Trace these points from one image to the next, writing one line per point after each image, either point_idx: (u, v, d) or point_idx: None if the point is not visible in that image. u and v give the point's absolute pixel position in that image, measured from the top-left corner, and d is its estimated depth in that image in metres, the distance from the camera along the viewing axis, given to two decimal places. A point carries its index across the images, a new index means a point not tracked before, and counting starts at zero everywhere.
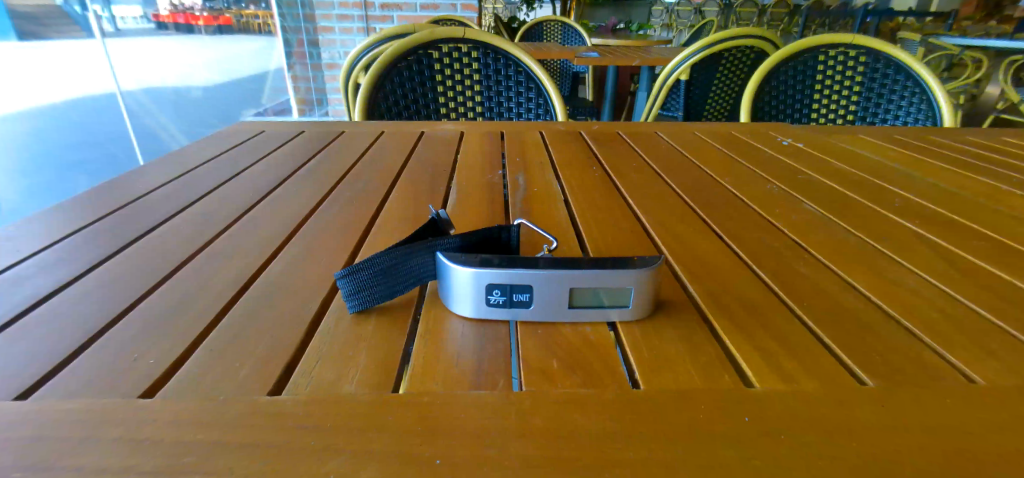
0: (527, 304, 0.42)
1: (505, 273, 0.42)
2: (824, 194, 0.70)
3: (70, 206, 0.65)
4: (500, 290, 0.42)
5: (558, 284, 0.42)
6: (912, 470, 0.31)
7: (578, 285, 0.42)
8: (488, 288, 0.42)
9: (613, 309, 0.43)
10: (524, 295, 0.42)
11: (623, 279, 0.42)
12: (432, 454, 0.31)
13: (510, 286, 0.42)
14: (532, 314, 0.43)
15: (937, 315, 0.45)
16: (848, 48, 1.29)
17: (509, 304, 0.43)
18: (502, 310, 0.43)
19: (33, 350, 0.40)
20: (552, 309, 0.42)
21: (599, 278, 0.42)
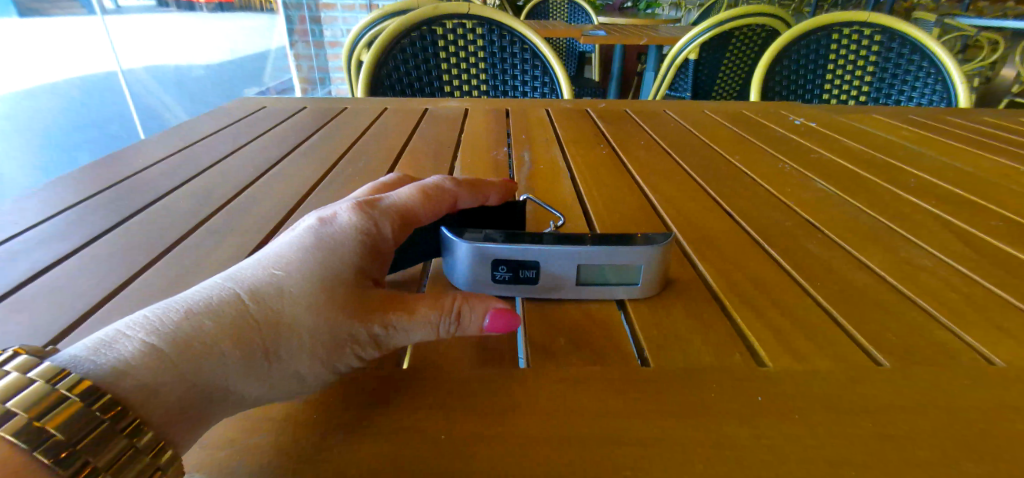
0: (535, 280, 0.41)
1: (511, 249, 0.41)
2: (837, 173, 0.69)
3: (70, 180, 0.64)
4: (506, 267, 0.41)
5: (567, 260, 0.41)
6: (930, 452, 0.30)
7: (586, 262, 0.41)
8: (494, 263, 0.41)
9: (622, 287, 0.42)
10: (531, 271, 0.41)
11: (632, 257, 0.41)
12: (437, 430, 0.31)
13: (518, 262, 0.41)
14: (541, 291, 0.42)
15: (954, 296, 0.43)
16: (863, 26, 1.26)
17: (517, 280, 0.42)
18: (509, 288, 0.42)
19: (30, 323, 0.39)
20: (560, 287, 0.41)
21: (606, 254, 0.40)
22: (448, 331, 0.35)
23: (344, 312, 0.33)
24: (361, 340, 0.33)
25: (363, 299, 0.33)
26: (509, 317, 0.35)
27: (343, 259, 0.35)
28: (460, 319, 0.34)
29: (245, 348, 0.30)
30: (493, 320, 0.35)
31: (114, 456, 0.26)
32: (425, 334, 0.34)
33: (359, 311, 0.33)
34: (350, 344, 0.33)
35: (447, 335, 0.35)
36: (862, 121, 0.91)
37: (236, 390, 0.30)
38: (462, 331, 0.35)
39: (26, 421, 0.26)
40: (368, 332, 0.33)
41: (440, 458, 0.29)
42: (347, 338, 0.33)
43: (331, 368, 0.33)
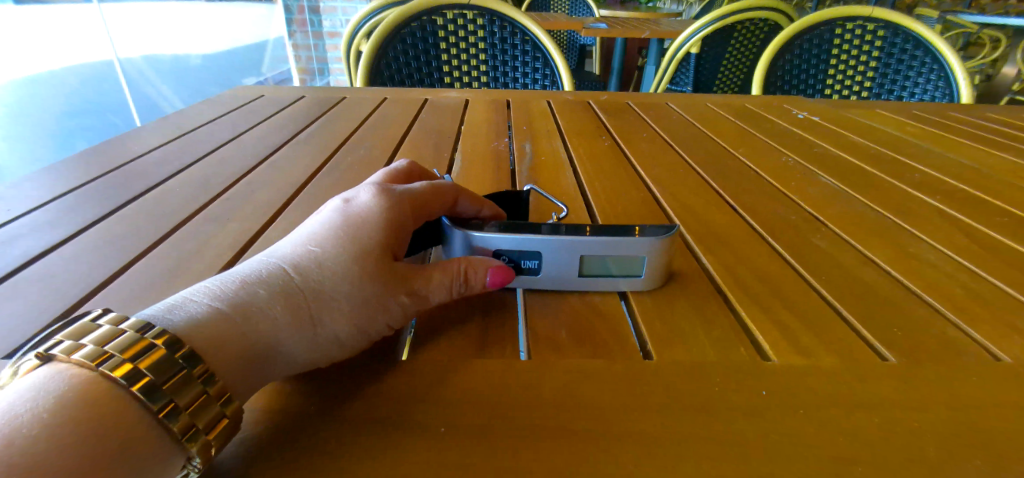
0: (536, 271, 0.41)
1: (512, 239, 0.40)
2: (841, 168, 0.68)
3: (64, 167, 0.63)
4: (506, 258, 0.40)
5: (568, 250, 0.40)
6: (938, 448, 0.29)
7: (588, 253, 0.40)
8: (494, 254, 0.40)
9: (624, 279, 0.41)
10: (532, 262, 0.40)
11: (635, 247, 0.40)
12: (439, 423, 0.30)
13: (518, 253, 0.40)
14: (542, 282, 0.41)
15: (960, 291, 0.43)
16: (866, 21, 1.25)
17: (517, 271, 0.41)
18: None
19: (23, 311, 0.39)
20: (562, 278, 0.41)
21: (607, 244, 0.40)
22: (457, 291, 0.38)
23: (382, 280, 0.34)
24: (397, 308, 0.34)
25: (398, 268, 0.34)
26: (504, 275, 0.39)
27: (377, 229, 0.35)
28: (468, 279, 0.38)
29: (294, 313, 0.31)
30: (494, 278, 0.38)
31: (192, 402, 0.26)
32: (443, 295, 0.37)
33: (396, 279, 0.34)
34: (388, 311, 0.34)
35: (455, 296, 0.38)
36: (865, 116, 0.91)
37: (284, 351, 0.31)
38: (467, 290, 0.38)
39: (119, 359, 0.26)
40: (403, 300, 0.34)
41: (440, 451, 0.29)
42: (385, 306, 0.34)
43: (369, 336, 0.34)
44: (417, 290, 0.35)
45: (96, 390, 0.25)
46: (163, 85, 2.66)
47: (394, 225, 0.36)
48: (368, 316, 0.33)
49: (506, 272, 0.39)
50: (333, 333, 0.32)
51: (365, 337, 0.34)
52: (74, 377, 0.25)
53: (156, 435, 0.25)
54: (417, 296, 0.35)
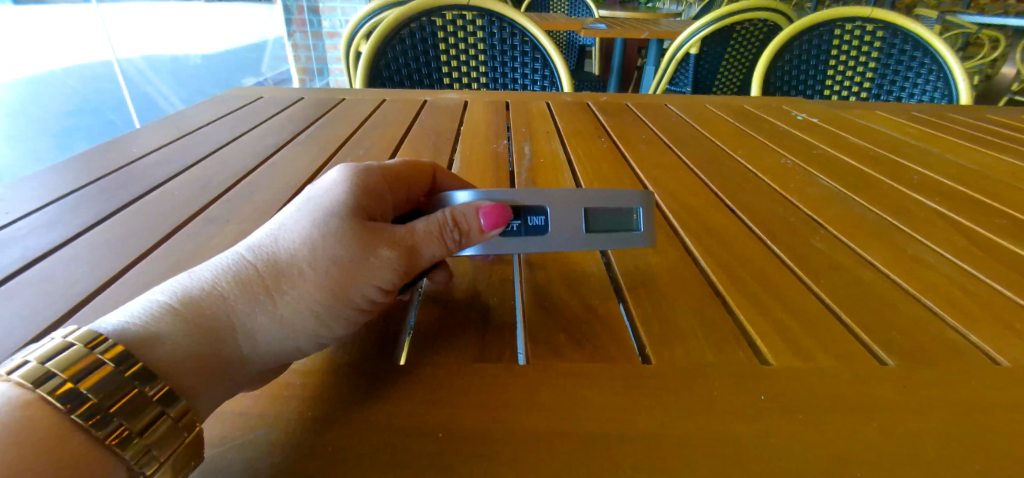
0: (543, 228, 0.40)
1: (517, 194, 0.39)
2: (840, 169, 0.68)
3: (62, 168, 0.63)
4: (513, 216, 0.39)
5: (573, 203, 0.40)
6: (936, 452, 0.30)
7: (591, 206, 0.41)
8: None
9: (626, 233, 0.42)
10: (539, 219, 0.40)
11: (630, 198, 0.42)
12: (437, 427, 0.30)
13: (526, 208, 0.39)
14: (549, 242, 0.41)
15: (958, 293, 0.43)
16: (866, 21, 1.25)
17: (525, 230, 0.40)
18: (517, 241, 0.40)
19: (21, 313, 0.39)
20: (570, 235, 0.41)
21: (608, 198, 0.41)
22: (454, 241, 0.36)
23: (340, 247, 0.33)
24: (368, 274, 0.34)
25: (360, 232, 0.34)
26: (502, 213, 0.37)
27: (332, 204, 0.35)
28: (460, 226, 0.36)
29: (249, 291, 0.32)
30: (488, 220, 0.37)
31: (145, 424, 0.27)
32: (433, 248, 0.36)
33: (356, 244, 0.34)
34: (357, 278, 0.33)
35: (455, 246, 0.37)
36: (864, 117, 0.91)
37: (248, 328, 0.31)
38: (466, 239, 0.37)
39: (60, 379, 0.26)
40: (373, 266, 0.34)
41: (438, 455, 0.29)
42: (350, 272, 0.33)
43: (345, 302, 0.33)
44: (390, 251, 0.34)
45: (38, 414, 0.25)
46: (162, 85, 2.65)
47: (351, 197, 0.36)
48: (333, 282, 0.33)
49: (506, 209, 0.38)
50: (299, 306, 0.32)
51: (341, 309, 0.34)
52: (18, 399, 0.25)
53: (105, 458, 0.26)
54: (394, 260, 0.34)
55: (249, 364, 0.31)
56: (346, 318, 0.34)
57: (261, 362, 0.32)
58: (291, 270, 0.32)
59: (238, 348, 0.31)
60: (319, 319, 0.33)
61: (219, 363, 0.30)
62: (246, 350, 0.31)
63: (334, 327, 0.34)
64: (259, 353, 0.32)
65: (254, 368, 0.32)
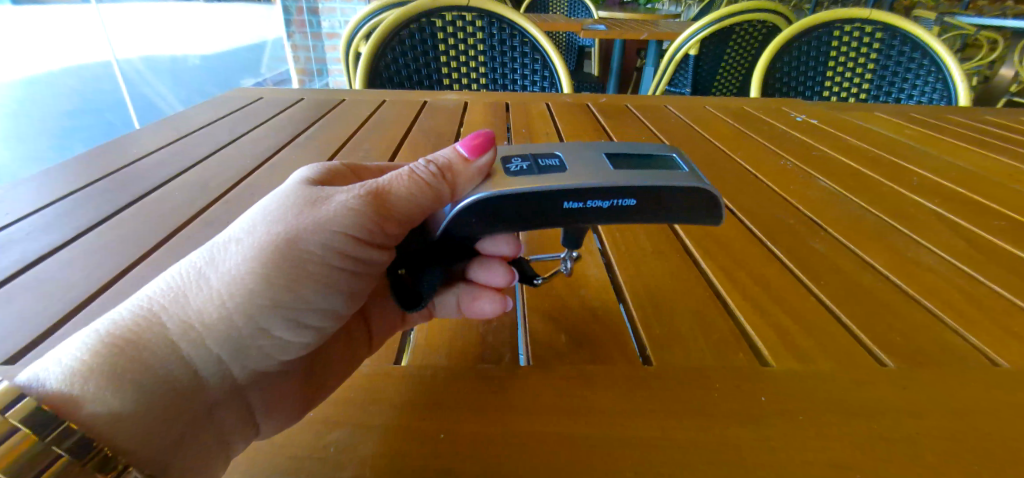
0: (558, 166, 0.36)
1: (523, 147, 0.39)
2: (839, 171, 0.68)
3: (61, 169, 0.63)
4: (522, 160, 0.38)
5: (584, 151, 0.38)
6: (934, 453, 0.30)
7: (611, 152, 0.39)
8: (505, 161, 0.38)
9: (667, 174, 0.37)
10: (552, 161, 0.37)
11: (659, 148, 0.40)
12: (437, 429, 0.30)
13: (533, 155, 0.38)
14: (570, 175, 0.36)
15: (957, 295, 0.43)
16: (865, 23, 1.25)
17: (540, 170, 0.36)
18: (532, 175, 0.36)
19: (21, 316, 0.39)
20: (590, 170, 0.36)
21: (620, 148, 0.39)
22: (434, 176, 0.37)
23: (271, 223, 0.34)
24: (308, 242, 0.34)
25: (293, 206, 0.34)
26: (482, 135, 0.38)
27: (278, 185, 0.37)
28: (440, 161, 0.38)
29: (191, 268, 0.33)
30: (468, 146, 0.38)
31: None
32: (398, 197, 0.37)
33: (289, 218, 0.34)
34: (294, 248, 0.34)
35: (439, 183, 0.37)
36: (863, 118, 0.91)
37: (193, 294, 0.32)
38: (452, 172, 0.37)
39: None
40: (312, 236, 0.34)
41: (438, 457, 0.29)
42: (284, 243, 0.34)
43: (293, 250, 0.34)
44: (334, 215, 0.35)
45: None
46: (161, 86, 2.65)
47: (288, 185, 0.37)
48: (266, 255, 0.33)
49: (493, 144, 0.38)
50: (234, 285, 0.32)
51: (285, 281, 0.34)
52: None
53: None
54: (338, 225, 0.35)
55: (190, 353, 0.31)
56: (296, 291, 0.34)
57: (206, 345, 0.32)
58: (221, 256, 0.33)
59: (174, 339, 0.31)
60: (262, 293, 0.33)
61: (155, 357, 0.30)
62: (184, 338, 0.31)
63: (283, 301, 0.34)
64: (201, 338, 0.31)
65: (199, 357, 0.32)
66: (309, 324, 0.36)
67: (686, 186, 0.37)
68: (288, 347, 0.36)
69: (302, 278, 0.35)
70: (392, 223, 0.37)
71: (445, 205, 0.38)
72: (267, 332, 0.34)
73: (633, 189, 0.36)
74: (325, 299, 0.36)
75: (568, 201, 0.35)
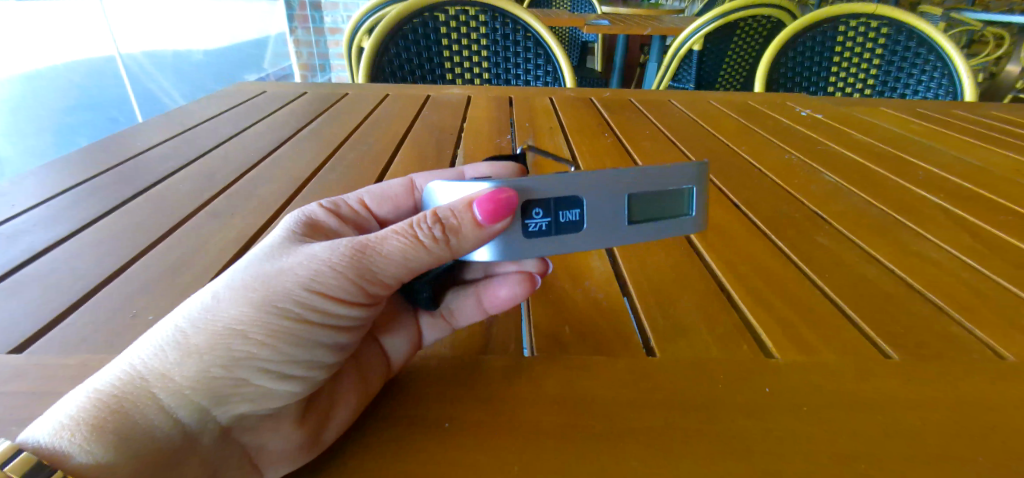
0: (578, 225, 0.31)
1: (542, 184, 0.30)
2: (843, 165, 0.68)
3: (66, 162, 0.63)
4: (541, 211, 0.30)
5: (616, 186, 0.31)
6: (939, 445, 0.30)
7: (636, 189, 0.31)
8: (523, 208, 0.30)
9: (679, 224, 0.32)
10: (574, 214, 0.30)
11: (685, 175, 0.32)
12: (442, 418, 0.31)
13: (556, 199, 0.30)
14: (586, 244, 0.31)
15: (963, 289, 0.43)
16: (870, 18, 1.25)
17: (558, 231, 0.31)
18: (548, 242, 0.31)
19: (29, 307, 0.39)
20: (608, 232, 0.31)
21: (660, 172, 0.31)
22: (434, 236, 0.29)
23: (257, 264, 0.30)
24: (294, 281, 0.28)
25: (274, 256, 0.30)
26: (503, 197, 0.29)
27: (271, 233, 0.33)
28: (447, 222, 0.29)
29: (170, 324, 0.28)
30: (483, 208, 0.29)
31: None
32: (395, 243, 0.29)
33: (279, 258, 0.30)
34: (279, 286, 0.28)
35: (442, 245, 0.29)
36: (867, 113, 0.90)
37: (166, 353, 0.27)
38: (459, 238, 0.29)
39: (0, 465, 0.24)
40: (300, 274, 0.29)
41: (443, 447, 0.29)
42: (268, 283, 0.28)
43: (272, 303, 0.28)
44: (325, 254, 0.29)
45: None
46: (164, 81, 2.66)
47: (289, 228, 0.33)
48: (249, 295, 0.28)
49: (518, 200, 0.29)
50: (215, 327, 0.27)
51: (272, 324, 0.28)
52: None
53: None
54: (328, 263, 0.29)
55: (172, 406, 0.26)
56: (287, 335, 0.28)
57: (187, 397, 0.26)
58: (206, 299, 0.29)
59: (151, 389, 0.26)
60: (244, 337, 0.27)
61: (130, 409, 0.26)
62: (160, 389, 0.26)
63: (270, 346, 0.28)
64: (178, 388, 0.26)
65: (182, 409, 0.26)
66: (313, 375, 0.29)
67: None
68: (282, 401, 0.28)
69: (292, 319, 0.28)
70: (394, 277, 0.30)
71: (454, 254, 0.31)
72: (258, 384, 0.28)
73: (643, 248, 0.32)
74: (329, 344, 0.30)
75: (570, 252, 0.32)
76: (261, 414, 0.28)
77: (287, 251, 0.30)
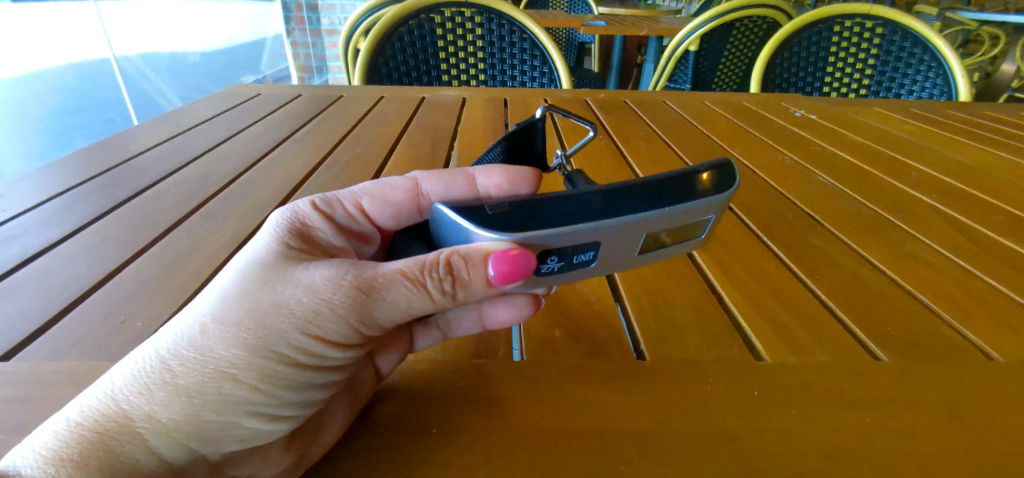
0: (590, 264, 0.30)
1: (563, 237, 0.28)
2: (838, 166, 0.68)
3: (59, 165, 0.63)
4: (556, 258, 0.29)
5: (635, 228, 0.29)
6: (929, 446, 0.30)
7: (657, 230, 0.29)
8: (540, 256, 0.28)
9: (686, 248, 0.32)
10: (586, 254, 0.29)
11: (710, 210, 0.30)
12: (431, 423, 0.31)
13: (572, 247, 0.28)
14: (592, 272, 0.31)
15: (955, 289, 0.43)
16: (864, 18, 1.25)
17: (567, 268, 0.30)
18: (555, 277, 0.30)
19: (18, 312, 0.39)
20: (616, 263, 0.31)
21: (685, 209, 0.29)
22: (444, 289, 0.29)
23: (250, 296, 0.28)
24: (291, 322, 0.28)
25: (268, 287, 0.29)
26: (517, 256, 0.27)
27: (260, 246, 0.31)
28: (459, 275, 0.29)
29: (154, 354, 0.27)
30: (498, 268, 0.28)
31: None
32: (401, 292, 0.29)
33: (274, 290, 0.29)
34: (274, 326, 0.28)
35: (449, 298, 0.29)
36: (862, 113, 0.91)
37: (152, 389, 0.26)
38: (468, 291, 0.30)
39: None
40: (297, 314, 0.28)
41: (433, 451, 0.29)
42: (262, 322, 0.28)
43: (266, 345, 0.27)
44: (324, 293, 0.28)
45: None
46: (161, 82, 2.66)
47: (282, 247, 0.31)
48: (243, 333, 0.27)
49: (533, 262, 0.28)
50: (205, 367, 0.27)
51: (265, 365, 0.27)
52: None
53: None
54: (326, 307, 0.28)
55: (158, 446, 0.26)
56: (281, 378, 0.28)
57: (175, 437, 0.26)
58: (195, 332, 0.28)
59: (136, 428, 0.26)
60: (235, 380, 0.27)
61: (114, 449, 0.25)
62: (146, 429, 0.26)
63: (263, 390, 0.27)
64: (166, 428, 0.26)
65: (169, 448, 0.26)
66: (305, 412, 0.29)
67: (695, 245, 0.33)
68: (271, 439, 0.28)
69: (286, 361, 0.28)
70: (394, 320, 0.30)
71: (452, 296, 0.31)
72: (248, 424, 0.28)
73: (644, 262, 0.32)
74: (322, 383, 0.29)
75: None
76: (248, 449, 0.28)
77: (281, 280, 0.29)
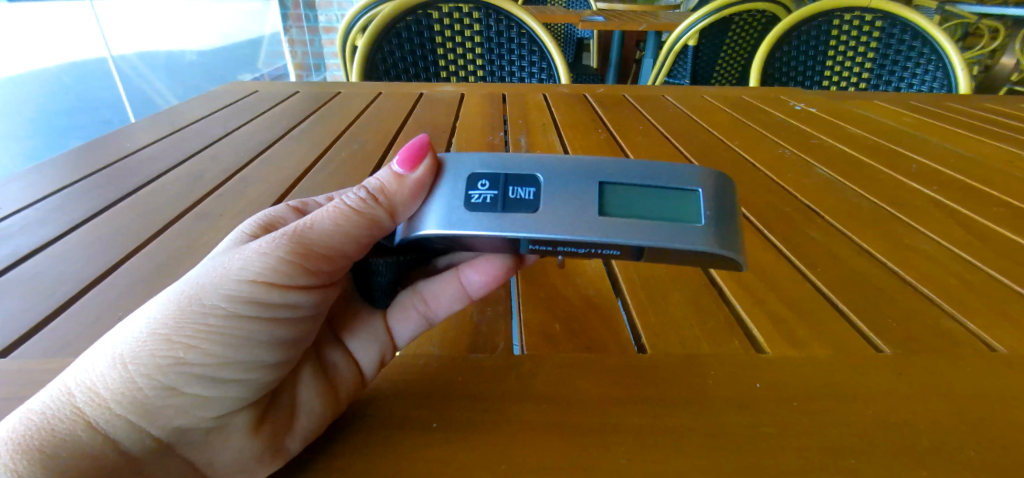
0: (531, 201, 0.31)
1: (498, 159, 0.32)
2: (837, 159, 0.68)
3: (53, 164, 0.62)
4: (488, 183, 0.32)
5: (580, 175, 0.32)
6: (932, 438, 0.29)
7: (608, 180, 0.32)
8: (471, 180, 0.32)
9: (678, 223, 0.30)
10: (526, 191, 0.31)
11: (669, 173, 0.32)
12: (429, 419, 0.30)
13: (506, 175, 0.32)
14: (540, 221, 0.30)
15: (954, 281, 0.43)
16: (864, 12, 1.24)
17: (505, 205, 0.31)
18: (489, 213, 0.31)
19: (12, 311, 0.39)
20: (570, 216, 0.30)
21: (634, 166, 0.32)
22: (361, 198, 0.32)
23: (191, 269, 0.30)
24: (222, 277, 0.29)
25: (207, 258, 0.30)
26: (417, 146, 0.33)
27: None
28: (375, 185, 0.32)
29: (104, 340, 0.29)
30: (401, 159, 0.32)
31: None
32: (325, 217, 0.31)
33: (212, 259, 0.30)
34: (209, 286, 0.28)
35: (370, 202, 0.32)
36: (861, 106, 0.90)
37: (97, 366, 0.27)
38: (387, 193, 0.32)
39: None
40: (229, 267, 0.29)
41: (428, 446, 0.29)
42: (199, 284, 0.29)
43: (199, 300, 0.28)
44: (256, 245, 0.30)
45: None
46: (157, 81, 2.65)
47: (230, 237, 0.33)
48: (179, 298, 0.28)
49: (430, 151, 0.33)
50: (145, 335, 0.27)
51: (199, 324, 0.28)
52: None
53: None
54: (255, 255, 0.29)
55: (104, 419, 0.26)
56: (218, 336, 0.28)
57: (119, 413, 0.26)
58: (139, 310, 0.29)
59: (82, 404, 0.26)
60: (173, 341, 0.27)
61: (60, 426, 0.26)
62: (89, 403, 0.26)
63: (200, 348, 0.27)
64: (108, 400, 0.26)
65: (117, 427, 0.26)
66: (254, 374, 0.29)
67: (718, 257, 0.30)
68: (223, 405, 0.28)
69: (222, 316, 0.28)
70: (333, 250, 0.31)
71: (385, 230, 0.32)
72: (192, 390, 0.27)
73: (622, 246, 0.30)
74: (268, 339, 0.29)
75: (534, 244, 0.31)
76: (200, 421, 0.28)
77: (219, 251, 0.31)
